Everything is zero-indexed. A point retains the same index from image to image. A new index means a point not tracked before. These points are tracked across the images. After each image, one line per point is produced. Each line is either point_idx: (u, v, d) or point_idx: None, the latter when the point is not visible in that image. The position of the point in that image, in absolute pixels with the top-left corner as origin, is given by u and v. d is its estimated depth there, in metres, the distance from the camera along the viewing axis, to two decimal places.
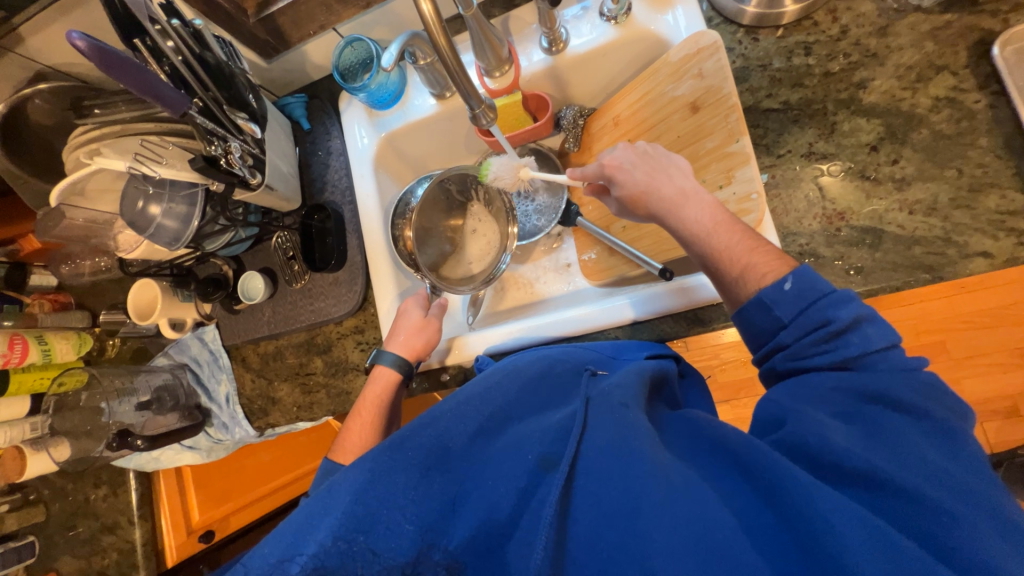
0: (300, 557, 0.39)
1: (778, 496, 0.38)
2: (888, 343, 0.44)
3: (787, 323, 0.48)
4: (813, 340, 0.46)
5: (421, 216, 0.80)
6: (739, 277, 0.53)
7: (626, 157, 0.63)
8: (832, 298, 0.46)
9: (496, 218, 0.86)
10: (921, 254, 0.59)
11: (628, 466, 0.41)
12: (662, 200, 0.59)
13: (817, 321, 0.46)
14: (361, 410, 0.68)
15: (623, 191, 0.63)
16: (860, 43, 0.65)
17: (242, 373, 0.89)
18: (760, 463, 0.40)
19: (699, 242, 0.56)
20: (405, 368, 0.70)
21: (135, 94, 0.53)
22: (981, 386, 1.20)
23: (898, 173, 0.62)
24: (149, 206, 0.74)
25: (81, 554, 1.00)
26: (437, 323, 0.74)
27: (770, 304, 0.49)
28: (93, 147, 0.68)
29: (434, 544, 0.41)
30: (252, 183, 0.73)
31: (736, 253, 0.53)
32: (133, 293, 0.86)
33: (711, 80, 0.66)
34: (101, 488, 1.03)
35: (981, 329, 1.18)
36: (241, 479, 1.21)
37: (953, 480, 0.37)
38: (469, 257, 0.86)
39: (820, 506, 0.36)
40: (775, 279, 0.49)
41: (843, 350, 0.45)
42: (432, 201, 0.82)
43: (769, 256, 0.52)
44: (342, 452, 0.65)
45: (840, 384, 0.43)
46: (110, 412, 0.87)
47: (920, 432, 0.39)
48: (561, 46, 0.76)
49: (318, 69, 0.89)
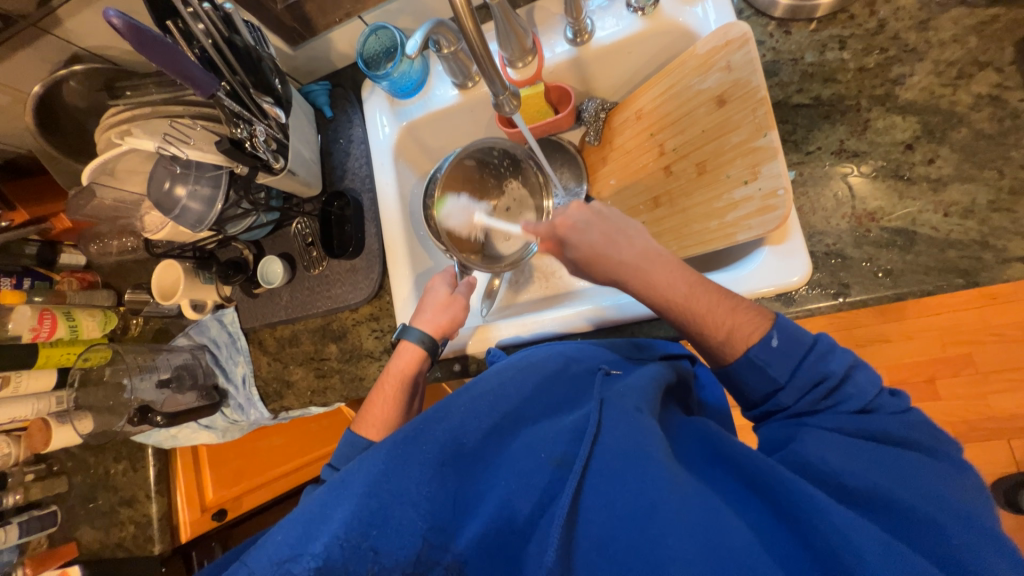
0: (304, 558, 0.38)
1: (795, 512, 0.37)
2: (879, 388, 0.45)
3: (784, 383, 0.48)
4: (813, 398, 0.47)
5: (446, 190, 0.79)
6: (724, 341, 0.51)
7: (579, 216, 0.61)
8: (819, 352, 0.47)
9: (531, 190, 0.84)
10: (955, 257, 0.57)
11: (645, 472, 0.40)
12: (623, 263, 0.58)
13: (813, 378, 0.47)
14: (386, 382, 0.68)
15: (578, 252, 0.61)
16: (898, 38, 0.63)
17: (259, 356, 0.90)
18: (770, 476, 0.40)
19: (680, 311, 0.54)
20: (430, 346, 0.70)
21: (166, 73, 0.54)
22: (1008, 403, 1.16)
23: (934, 173, 0.59)
24: (175, 187, 0.76)
25: (99, 526, 1.03)
26: (463, 301, 0.73)
27: (763, 364, 0.48)
28: (124, 127, 0.69)
29: (443, 545, 0.41)
30: (275, 168, 0.74)
31: (718, 317, 0.52)
32: (158, 272, 0.88)
33: (739, 73, 0.64)
34: (120, 463, 1.04)
35: (1014, 343, 1.13)
36: (255, 460, 1.24)
37: (959, 503, 0.37)
38: (499, 236, 0.83)
39: (843, 526, 0.35)
40: (760, 337, 0.49)
41: (840, 405, 0.45)
42: (459, 175, 0.80)
43: (749, 314, 0.51)
44: (364, 426, 0.65)
45: (845, 420, 0.44)
46: (132, 388, 0.90)
47: (940, 465, 0.40)
48: (585, 37, 0.75)
49: (342, 58, 0.90)
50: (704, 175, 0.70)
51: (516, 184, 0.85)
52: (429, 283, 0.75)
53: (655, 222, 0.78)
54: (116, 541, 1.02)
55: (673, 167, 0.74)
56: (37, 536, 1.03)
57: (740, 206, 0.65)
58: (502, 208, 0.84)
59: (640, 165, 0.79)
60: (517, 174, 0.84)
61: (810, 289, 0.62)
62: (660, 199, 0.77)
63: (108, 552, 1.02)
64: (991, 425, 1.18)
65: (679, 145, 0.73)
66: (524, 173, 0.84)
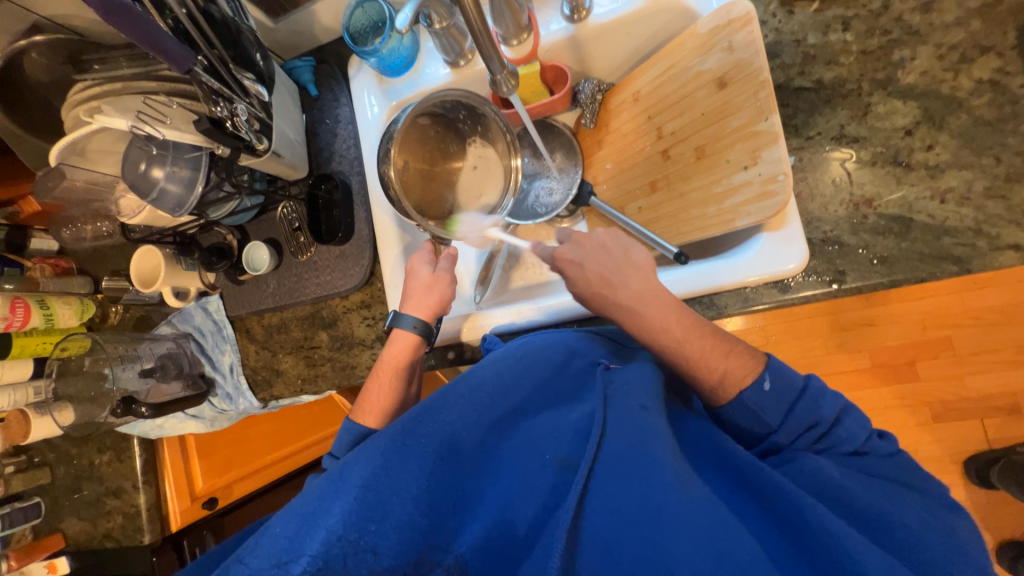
0: (302, 559, 0.36)
1: (797, 525, 0.39)
2: (866, 431, 0.48)
3: (777, 426, 0.49)
4: (806, 441, 0.48)
5: (402, 154, 0.69)
6: (717, 385, 0.52)
7: (579, 252, 0.62)
8: (810, 397, 0.49)
9: (498, 149, 0.75)
10: (950, 245, 0.57)
11: (653, 477, 0.41)
12: (618, 303, 0.58)
13: (808, 422, 0.48)
14: (381, 371, 0.66)
15: (577, 287, 0.61)
16: (902, 19, 0.62)
17: (246, 344, 0.88)
18: (774, 487, 0.41)
19: (673, 354, 0.54)
20: (424, 330, 0.67)
21: (139, 47, 0.51)
22: (985, 383, 1.19)
23: (932, 160, 0.59)
24: (152, 169, 0.72)
25: (86, 517, 1.01)
26: (448, 277, 0.70)
27: (757, 410, 0.49)
28: (94, 104, 0.65)
29: (444, 549, 0.40)
30: (259, 149, 0.71)
31: (713, 359, 0.52)
32: (137, 258, 0.84)
33: (741, 54, 0.63)
34: (104, 453, 1.02)
35: (992, 326, 1.16)
36: (245, 448, 1.22)
37: (949, 536, 0.41)
38: (466, 201, 0.75)
39: (849, 545, 0.37)
40: (753, 378, 0.51)
41: (835, 447, 0.48)
42: (414, 136, 0.70)
43: (742, 358, 0.52)
44: (362, 412, 0.65)
45: (842, 460, 0.48)
46: (114, 378, 0.88)
47: (925, 502, 0.44)
48: (583, 13, 0.72)
49: (327, 32, 0.86)
50: (703, 161, 0.69)
51: (479, 143, 0.76)
52: (409, 264, 0.71)
53: (652, 207, 0.77)
54: (104, 532, 1.01)
55: (672, 151, 0.73)
56: (22, 528, 1.01)
57: (740, 191, 0.64)
58: (468, 169, 0.75)
59: (637, 149, 0.78)
60: (481, 131, 0.74)
61: (806, 276, 0.62)
62: (657, 183, 0.76)
63: (96, 542, 1.01)
64: (964, 406, 1.20)
65: (678, 128, 0.72)
66: (491, 131, 0.74)
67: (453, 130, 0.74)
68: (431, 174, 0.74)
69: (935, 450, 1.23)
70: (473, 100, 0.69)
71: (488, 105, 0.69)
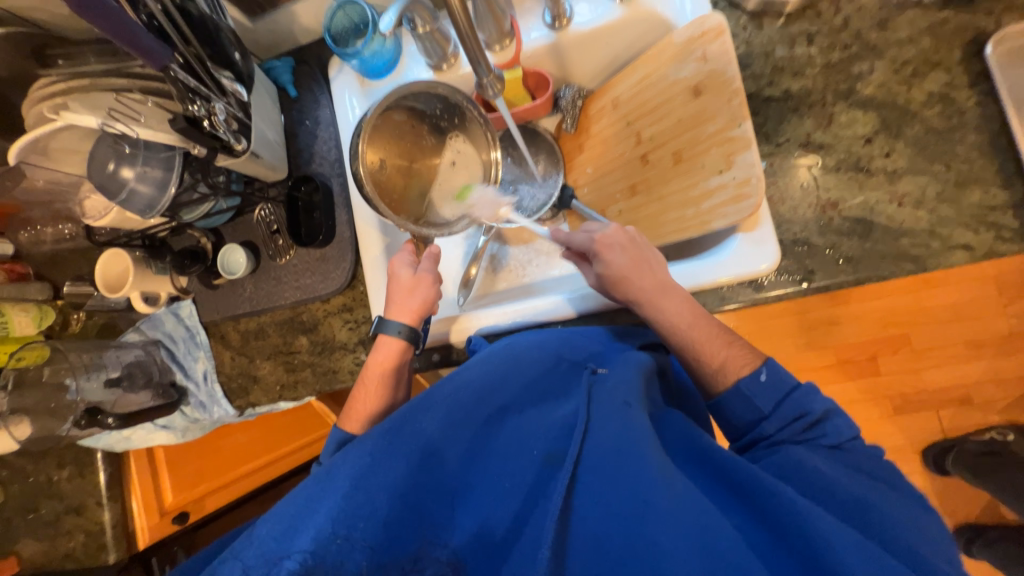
0: (292, 557, 0.36)
1: (773, 512, 0.40)
2: (853, 432, 0.50)
3: (769, 413, 0.52)
4: (792, 430, 0.51)
5: (375, 149, 0.68)
6: (717, 370, 0.56)
7: (616, 238, 0.64)
8: (802, 391, 0.52)
9: (477, 144, 0.76)
10: (907, 245, 0.61)
11: (638, 471, 0.41)
12: (641, 290, 0.60)
13: (796, 412, 0.51)
14: (366, 379, 0.66)
15: (605, 270, 0.62)
16: (861, 35, 0.66)
17: (221, 350, 0.85)
18: (754, 480, 0.42)
19: (676, 335, 0.58)
20: (409, 334, 0.67)
21: (116, 43, 0.50)
22: (940, 377, 1.26)
23: (890, 166, 0.63)
24: (121, 168, 0.69)
25: (43, 537, 0.95)
26: (431, 278, 0.69)
27: (750, 395, 0.53)
28: (60, 101, 0.62)
29: (437, 541, 0.41)
30: (237, 149, 0.69)
31: (714, 347, 0.57)
32: (103, 263, 0.81)
33: (715, 64, 0.66)
34: (64, 469, 0.96)
35: (944, 323, 1.24)
36: (217, 461, 1.16)
37: (924, 528, 0.43)
38: (444, 201, 0.75)
39: (819, 525, 0.38)
40: (751, 369, 0.54)
41: (820, 439, 0.50)
42: (388, 130, 0.69)
43: (743, 349, 0.56)
44: (347, 421, 0.64)
45: (825, 452, 0.49)
46: (78, 389, 0.84)
47: (902, 498, 0.45)
48: (564, 22, 0.74)
49: (307, 33, 0.85)
50: (680, 165, 0.72)
51: (460, 139, 0.76)
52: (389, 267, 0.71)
53: (632, 210, 0.79)
54: (63, 553, 0.95)
55: (650, 156, 0.75)
56: None
57: (716, 194, 0.67)
58: (446, 166, 0.75)
59: (617, 154, 0.80)
60: (461, 126, 0.75)
61: (778, 276, 0.65)
62: (637, 187, 0.78)
63: (54, 564, 0.95)
64: (922, 399, 1.27)
65: (656, 133, 0.74)
66: (470, 127, 0.75)
67: (432, 126, 0.74)
68: (411, 170, 0.73)
69: (897, 441, 1.29)
70: (444, 90, 0.69)
71: (461, 94, 0.70)
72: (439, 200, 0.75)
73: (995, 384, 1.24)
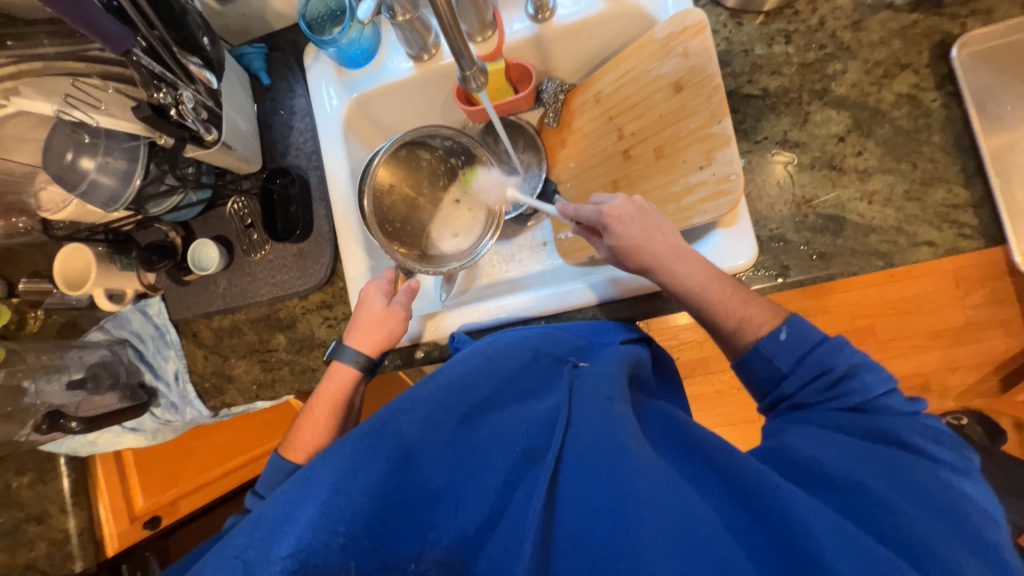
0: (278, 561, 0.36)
1: (759, 497, 0.40)
2: (887, 388, 0.47)
3: (787, 372, 0.52)
4: (814, 389, 0.50)
5: (387, 172, 0.73)
6: (736, 329, 0.57)
7: (625, 209, 0.63)
8: (827, 347, 0.50)
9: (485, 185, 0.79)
10: (876, 241, 0.64)
11: (618, 462, 0.42)
12: (655, 257, 0.60)
13: (816, 370, 0.50)
14: (316, 408, 0.64)
15: (617, 242, 0.62)
16: (836, 35, 0.68)
17: (193, 349, 0.82)
18: (738, 467, 0.43)
19: (696, 291, 0.59)
20: (365, 365, 0.67)
21: (71, 26, 0.47)
22: (904, 364, 1.32)
23: (861, 165, 0.65)
24: (80, 158, 0.66)
25: (3, 547, 0.90)
26: (402, 312, 0.69)
27: (769, 356, 0.53)
28: (9, 86, 0.58)
29: (429, 539, 0.41)
30: (207, 140, 0.66)
31: (732, 305, 0.57)
32: (64, 256, 0.77)
33: (695, 60, 0.67)
34: (24, 475, 0.91)
35: (907, 314, 1.30)
36: (193, 460, 1.11)
37: (945, 503, 0.40)
38: (446, 235, 0.80)
39: (795, 505, 0.39)
40: (771, 330, 0.54)
41: (844, 397, 0.48)
42: (404, 158, 0.75)
43: (763, 308, 0.56)
44: (293, 449, 0.63)
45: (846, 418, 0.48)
46: (38, 392, 0.80)
47: (937, 472, 0.42)
48: (547, 14, 0.73)
49: (280, 18, 0.81)
50: (661, 161, 0.72)
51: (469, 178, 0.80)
52: (364, 292, 0.70)
53: None
54: (25, 563, 0.90)
55: (632, 151, 0.75)
56: None
57: (696, 190, 0.67)
58: (451, 202, 0.81)
59: (600, 148, 0.80)
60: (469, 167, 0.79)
61: (756, 271, 0.66)
62: (619, 182, 0.77)
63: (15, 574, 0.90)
64: None
65: (638, 129, 0.74)
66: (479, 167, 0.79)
67: (448, 168, 0.80)
68: (415, 202, 0.78)
69: None
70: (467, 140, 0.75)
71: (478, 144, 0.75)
72: (439, 233, 0.80)
73: (952, 371, 1.31)
